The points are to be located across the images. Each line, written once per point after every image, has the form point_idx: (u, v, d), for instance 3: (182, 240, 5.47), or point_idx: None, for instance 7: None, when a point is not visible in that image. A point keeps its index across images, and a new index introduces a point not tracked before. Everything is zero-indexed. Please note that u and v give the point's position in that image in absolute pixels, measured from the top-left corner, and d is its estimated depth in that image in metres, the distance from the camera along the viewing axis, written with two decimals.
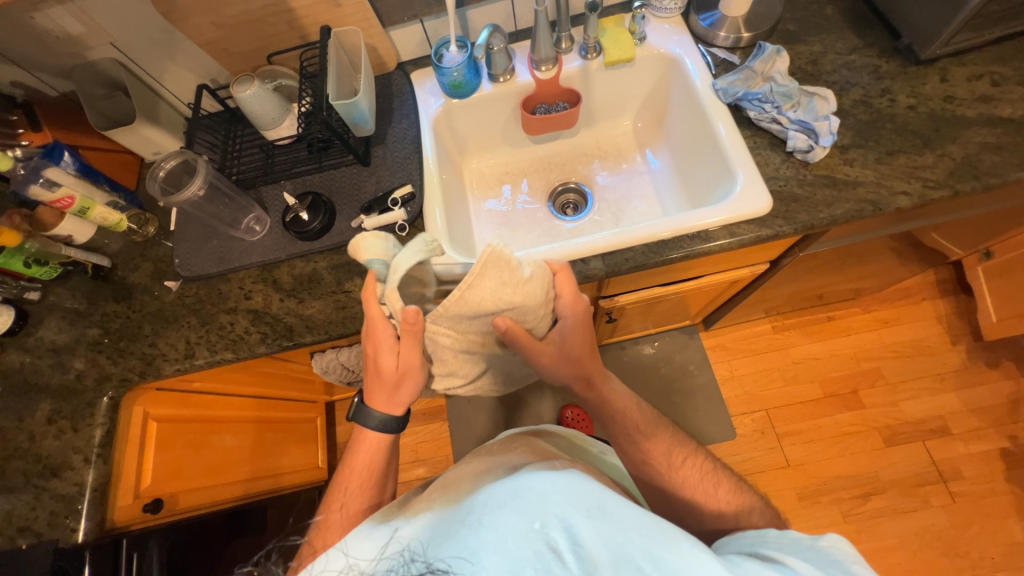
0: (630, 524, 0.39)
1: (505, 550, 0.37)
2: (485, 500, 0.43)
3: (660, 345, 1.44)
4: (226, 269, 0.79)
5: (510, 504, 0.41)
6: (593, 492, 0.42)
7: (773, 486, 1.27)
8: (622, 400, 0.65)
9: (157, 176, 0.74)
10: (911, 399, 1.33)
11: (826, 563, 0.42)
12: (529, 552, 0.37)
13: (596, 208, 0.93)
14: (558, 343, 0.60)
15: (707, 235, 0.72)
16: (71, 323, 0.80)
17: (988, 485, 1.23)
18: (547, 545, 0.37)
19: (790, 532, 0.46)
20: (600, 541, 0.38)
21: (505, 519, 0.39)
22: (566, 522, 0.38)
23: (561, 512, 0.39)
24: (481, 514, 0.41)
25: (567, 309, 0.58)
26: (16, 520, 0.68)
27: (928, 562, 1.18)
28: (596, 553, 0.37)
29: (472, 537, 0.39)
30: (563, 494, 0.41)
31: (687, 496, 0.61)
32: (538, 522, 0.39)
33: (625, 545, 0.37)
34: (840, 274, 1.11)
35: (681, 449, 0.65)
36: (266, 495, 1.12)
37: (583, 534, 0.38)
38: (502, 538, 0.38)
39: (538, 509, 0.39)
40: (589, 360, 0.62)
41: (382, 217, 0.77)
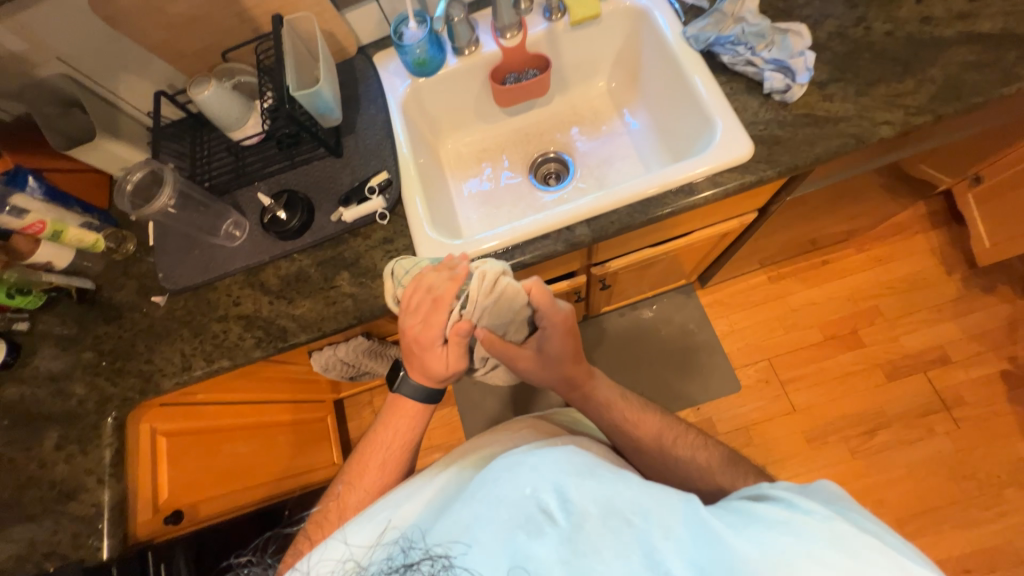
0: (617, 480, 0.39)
1: (497, 515, 0.38)
2: (480, 474, 0.44)
3: (658, 307, 1.44)
4: (211, 278, 0.78)
5: (500, 475, 0.42)
6: (584, 461, 0.43)
7: (781, 431, 1.30)
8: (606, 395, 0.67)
9: (125, 190, 0.71)
10: (910, 332, 1.34)
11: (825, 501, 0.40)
12: (519, 516, 0.38)
13: (578, 176, 0.92)
14: (536, 353, 0.64)
15: (691, 189, 0.70)
16: (65, 349, 0.79)
17: (990, 407, 1.26)
18: (538, 507, 0.38)
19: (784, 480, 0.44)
20: (589, 497, 0.38)
21: (498, 487, 0.41)
22: (556, 486, 0.39)
23: (549, 477, 0.40)
24: (476, 486, 0.43)
25: (542, 320, 0.61)
26: (40, 546, 0.69)
27: (937, 487, 1.21)
28: (584, 507, 0.38)
29: (466, 507, 0.40)
30: (553, 463, 0.42)
31: (680, 475, 0.61)
32: (528, 488, 0.40)
33: (614, 498, 0.38)
34: (832, 215, 1.10)
35: (671, 430, 0.66)
36: (290, 493, 1.13)
37: (571, 492, 0.39)
38: (495, 505, 0.39)
39: (527, 477, 0.41)
40: (571, 364, 0.64)
41: (360, 207, 0.75)
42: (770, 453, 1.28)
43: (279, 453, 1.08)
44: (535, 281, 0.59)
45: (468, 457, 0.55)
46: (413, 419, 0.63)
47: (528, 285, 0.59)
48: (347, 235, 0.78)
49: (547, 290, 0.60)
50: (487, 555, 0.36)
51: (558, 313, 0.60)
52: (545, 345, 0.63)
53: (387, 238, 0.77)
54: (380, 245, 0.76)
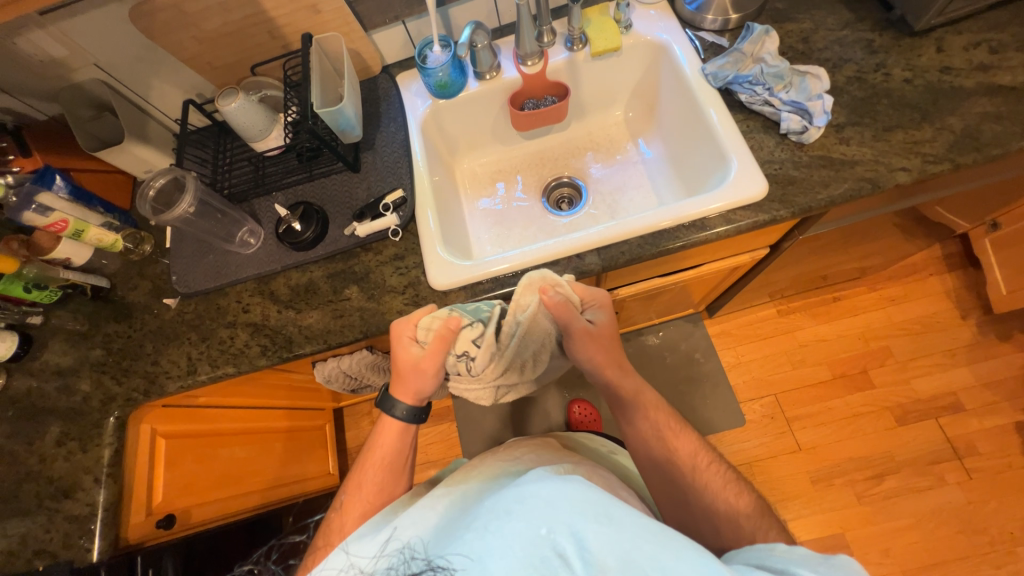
0: (637, 529, 0.38)
1: (510, 555, 0.37)
2: (492, 506, 0.43)
3: (664, 334, 1.43)
4: (223, 283, 0.79)
5: (512, 509, 0.41)
6: (602, 497, 0.41)
7: (785, 470, 1.27)
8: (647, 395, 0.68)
9: (147, 195, 0.73)
10: (921, 376, 1.31)
11: None
12: (535, 559, 0.37)
13: (591, 202, 0.92)
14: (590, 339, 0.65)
15: (703, 224, 0.71)
16: (75, 344, 0.80)
17: (1005, 459, 1.22)
18: (555, 551, 0.37)
19: (799, 547, 0.44)
20: (608, 547, 0.37)
21: (512, 525, 0.39)
22: (574, 528, 0.38)
23: (564, 517, 0.39)
24: (488, 518, 0.41)
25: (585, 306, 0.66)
26: (32, 543, 0.69)
27: (946, 539, 1.17)
28: (603, 559, 0.36)
29: (477, 541, 0.39)
30: (567, 499, 0.40)
31: (706, 500, 0.60)
32: (544, 528, 0.38)
33: (633, 551, 0.36)
34: (844, 254, 1.09)
35: (706, 453, 0.65)
36: (278, 503, 1.13)
37: (590, 540, 0.37)
38: (509, 544, 0.38)
39: (540, 516, 0.39)
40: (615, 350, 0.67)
41: (374, 223, 0.76)
42: (772, 491, 1.25)
43: (274, 461, 1.08)
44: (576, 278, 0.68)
45: (474, 479, 0.55)
46: (403, 432, 0.63)
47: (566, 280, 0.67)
48: (359, 249, 0.79)
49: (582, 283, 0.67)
50: None
51: (605, 297, 0.66)
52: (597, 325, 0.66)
53: (398, 255, 0.77)
54: (391, 261, 0.77)
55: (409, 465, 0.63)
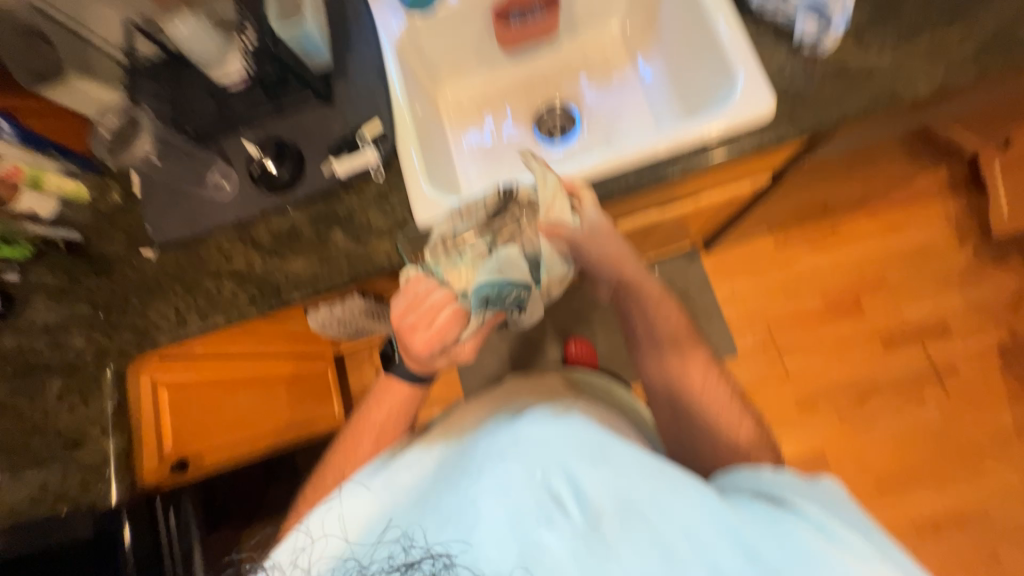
0: (633, 469, 0.41)
1: (509, 498, 0.40)
2: (487, 450, 0.46)
3: (660, 270, 1.41)
4: (200, 232, 0.75)
5: (515, 451, 0.44)
6: (596, 440, 0.45)
7: (774, 395, 1.32)
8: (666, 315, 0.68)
9: (103, 139, 0.69)
10: (913, 302, 1.33)
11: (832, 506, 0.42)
12: (533, 502, 0.39)
13: (585, 130, 0.87)
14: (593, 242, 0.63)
15: (704, 149, 0.66)
16: (59, 301, 0.78)
17: (984, 378, 1.27)
18: (551, 494, 0.40)
19: (788, 471, 0.45)
20: (603, 490, 0.40)
21: (511, 470, 0.42)
22: (570, 474, 0.41)
23: (563, 460, 0.42)
24: (484, 463, 0.44)
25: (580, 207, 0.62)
26: (52, 490, 0.71)
27: (920, 451, 1.25)
28: (599, 503, 0.39)
29: (472, 485, 0.42)
30: (567, 444, 0.44)
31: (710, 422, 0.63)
32: (540, 473, 0.41)
33: (628, 492, 0.40)
34: (847, 180, 1.05)
35: (717, 379, 0.66)
36: (292, 445, 1.18)
37: (586, 484, 0.40)
38: (507, 487, 0.41)
39: (542, 458, 0.43)
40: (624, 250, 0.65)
41: (353, 159, 0.72)
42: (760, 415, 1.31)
43: (279, 407, 1.11)
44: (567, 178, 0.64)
45: (468, 421, 0.56)
46: (402, 391, 0.62)
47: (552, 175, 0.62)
48: (341, 189, 0.74)
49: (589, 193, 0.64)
50: (495, 537, 0.38)
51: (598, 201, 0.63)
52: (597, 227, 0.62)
53: (382, 194, 0.73)
54: (375, 201, 0.73)
55: (410, 415, 0.64)
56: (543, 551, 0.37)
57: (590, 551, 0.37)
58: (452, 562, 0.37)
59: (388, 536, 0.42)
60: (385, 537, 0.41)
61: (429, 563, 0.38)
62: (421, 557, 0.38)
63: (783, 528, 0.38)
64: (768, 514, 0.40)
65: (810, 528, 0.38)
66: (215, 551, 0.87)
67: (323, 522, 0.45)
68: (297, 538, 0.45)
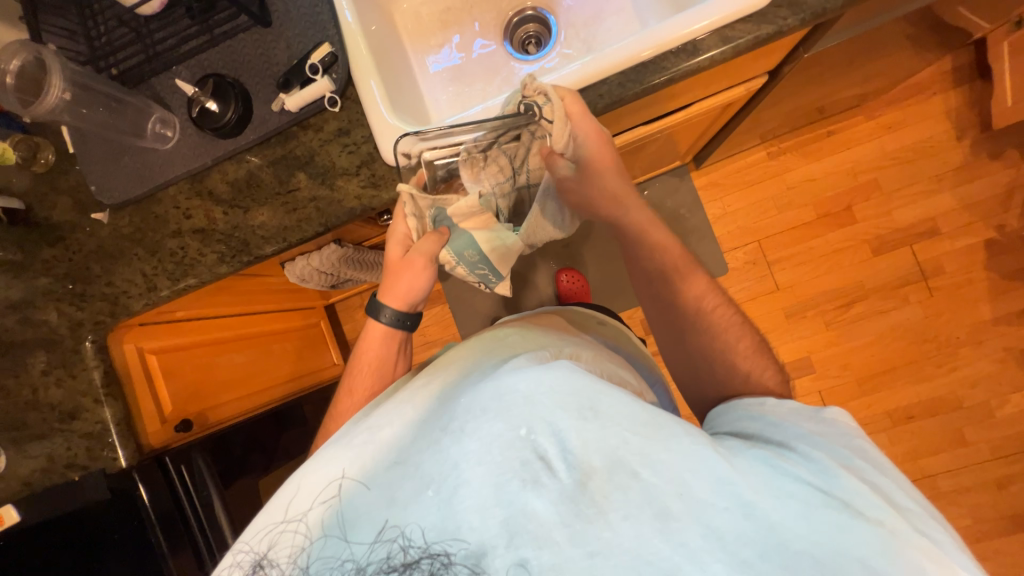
0: (625, 424, 0.39)
1: (491, 462, 0.39)
2: (468, 405, 0.43)
3: (650, 193, 1.37)
4: (151, 188, 0.69)
5: (494, 411, 0.41)
6: (584, 387, 0.41)
7: (763, 308, 1.34)
8: (662, 238, 0.67)
9: (5, 84, 0.60)
10: (904, 205, 1.31)
11: (828, 448, 0.44)
12: (516, 463, 0.38)
13: (563, 39, 0.78)
14: (576, 182, 0.65)
15: (695, 47, 0.59)
16: (17, 275, 0.73)
17: (967, 275, 1.29)
18: (536, 454, 0.39)
19: (787, 403, 0.52)
20: (593, 450, 0.39)
21: (490, 428, 0.40)
22: (556, 432, 0.39)
23: (547, 417, 0.40)
24: (465, 421, 0.41)
25: (577, 134, 0.59)
26: (59, 460, 0.71)
27: (901, 349, 1.30)
28: (589, 462, 0.39)
29: (454, 446, 0.40)
30: (550, 396, 0.40)
31: (707, 338, 0.64)
32: (524, 430, 0.39)
33: (619, 449, 0.39)
34: (848, 78, 0.98)
35: (716, 296, 0.66)
36: (299, 393, 1.18)
37: (573, 442, 0.39)
38: (489, 449, 0.39)
39: (523, 417, 0.40)
40: (617, 181, 0.65)
41: (304, 91, 0.65)
42: None
43: (274, 362, 1.11)
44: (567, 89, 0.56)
45: (453, 368, 0.54)
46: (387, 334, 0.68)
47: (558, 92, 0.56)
48: (296, 128, 0.68)
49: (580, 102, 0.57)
50: (478, 502, 0.38)
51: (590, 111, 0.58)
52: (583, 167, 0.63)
53: (341, 129, 0.67)
54: (335, 138, 0.67)
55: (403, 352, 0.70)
56: (533, 521, 0.37)
57: (581, 520, 0.37)
58: (450, 559, 0.37)
59: (380, 530, 0.40)
60: (373, 522, 0.40)
61: (428, 562, 0.38)
62: (419, 556, 0.38)
63: (780, 480, 0.40)
64: (763, 463, 0.41)
65: (802, 476, 0.40)
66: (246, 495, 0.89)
67: (310, 509, 0.42)
68: (287, 535, 0.42)
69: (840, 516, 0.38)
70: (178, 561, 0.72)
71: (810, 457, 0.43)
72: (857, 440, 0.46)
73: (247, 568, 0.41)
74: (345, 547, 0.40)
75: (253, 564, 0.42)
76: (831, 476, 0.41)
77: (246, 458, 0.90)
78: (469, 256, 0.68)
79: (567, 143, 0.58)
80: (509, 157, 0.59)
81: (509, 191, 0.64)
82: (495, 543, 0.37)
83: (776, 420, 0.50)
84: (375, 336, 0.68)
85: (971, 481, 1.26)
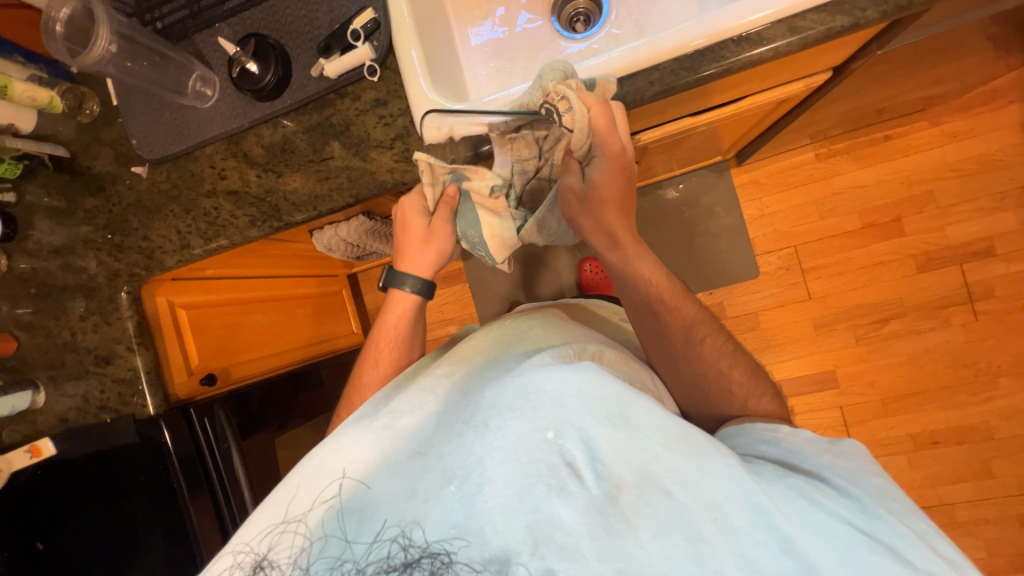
0: (654, 437, 0.41)
1: (520, 463, 0.40)
2: (492, 400, 0.45)
3: (684, 187, 1.32)
4: (189, 146, 0.70)
5: (522, 409, 0.43)
6: (612, 395, 0.43)
7: (791, 317, 1.29)
8: (646, 270, 0.64)
9: (55, 32, 0.60)
10: (959, 222, 1.23)
11: (856, 481, 0.46)
12: (544, 467, 0.40)
13: (614, 18, 0.74)
14: (577, 201, 0.62)
15: (759, 37, 0.55)
16: (60, 222, 0.76)
17: (1018, 302, 1.21)
18: (563, 461, 0.41)
19: (803, 432, 0.53)
20: (624, 464, 0.41)
21: (518, 426, 0.42)
22: (584, 439, 0.41)
23: (576, 423, 0.42)
24: (490, 416, 0.43)
25: (596, 147, 0.57)
26: (93, 402, 0.75)
27: (934, 373, 1.24)
28: (618, 477, 0.40)
29: (477, 442, 0.42)
30: (579, 401, 0.43)
31: (696, 369, 0.64)
32: (551, 434, 0.41)
33: (649, 464, 0.41)
34: (916, 79, 0.91)
35: (704, 325, 0.65)
36: (320, 356, 1.21)
37: (602, 451, 0.41)
38: (517, 451, 0.41)
39: (552, 421, 0.42)
40: (614, 211, 0.62)
41: (345, 58, 0.63)
42: (774, 336, 1.30)
43: (296, 327, 1.14)
44: (597, 96, 0.54)
45: (475, 357, 0.55)
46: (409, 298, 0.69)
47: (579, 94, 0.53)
48: (333, 95, 0.67)
49: (610, 116, 0.55)
50: (502, 502, 0.39)
51: (616, 121, 0.55)
52: (591, 185, 0.60)
53: (379, 100, 0.66)
54: (372, 108, 0.66)
55: (419, 336, 0.70)
56: (559, 530, 0.38)
57: (609, 534, 0.38)
58: (450, 558, 0.38)
59: (379, 529, 0.40)
60: (382, 518, 0.40)
61: (428, 561, 0.38)
62: (419, 555, 0.39)
63: (813, 510, 0.41)
64: (798, 495, 0.43)
65: (838, 513, 0.42)
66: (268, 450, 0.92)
67: (310, 509, 0.42)
68: (287, 537, 0.41)
69: (882, 559, 0.38)
70: (196, 506, 0.76)
71: (844, 493, 0.44)
72: (883, 478, 0.47)
73: (247, 570, 0.40)
74: (346, 548, 0.40)
75: (253, 566, 0.41)
76: (869, 514, 0.42)
77: (264, 414, 0.93)
78: (471, 235, 0.69)
79: (585, 150, 0.58)
80: (535, 140, 0.61)
81: (527, 179, 0.66)
82: (519, 549, 0.38)
83: (793, 449, 0.52)
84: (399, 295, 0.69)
85: (991, 514, 1.21)
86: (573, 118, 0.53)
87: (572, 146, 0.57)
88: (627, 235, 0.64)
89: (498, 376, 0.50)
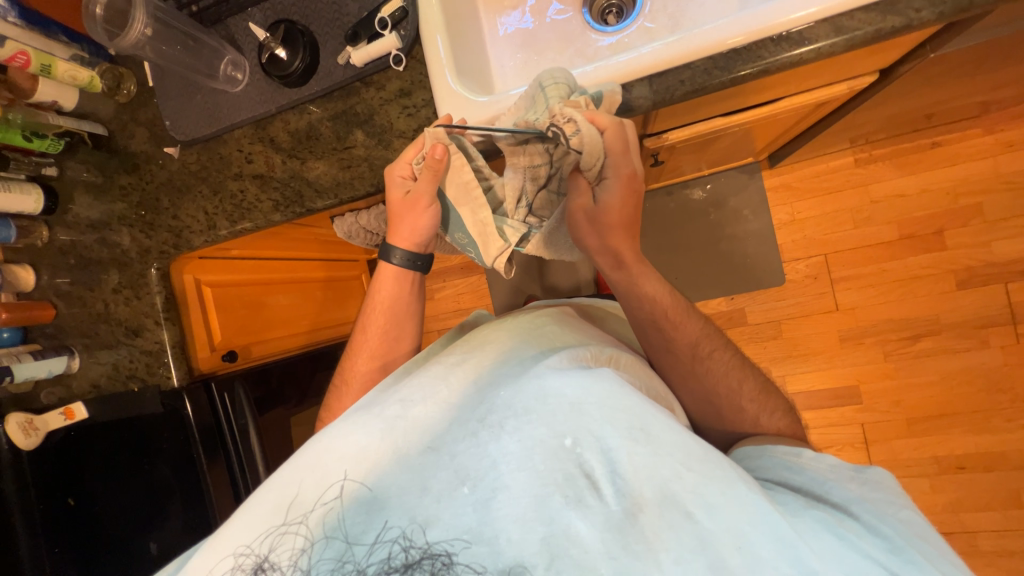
0: (677, 456, 0.41)
1: (537, 472, 0.40)
2: (507, 401, 0.45)
3: (712, 187, 1.28)
4: (219, 129, 0.71)
5: (539, 413, 0.43)
6: (632, 407, 0.43)
7: (816, 328, 1.25)
8: (651, 289, 0.63)
9: (95, 14, 0.63)
10: (1007, 238, 1.16)
11: (887, 518, 0.44)
12: (561, 476, 0.40)
13: (648, 12, 0.72)
14: (587, 222, 0.60)
15: (800, 37, 0.53)
16: (98, 198, 0.79)
17: None
18: (581, 471, 0.41)
19: (829, 458, 0.52)
20: (645, 481, 0.40)
21: (535, 431, 0.42)
22: (602, 450, 0.41)
23: (595, 430, 0.42)
24: (504, 416, 0.44)
25: (607, 169, 0.56)
26: (123, 370, 0.78)
27: (966, 395, 1.18)
28: (638, 494, 0.40)
29: (491, 443, 0.42)
30: (598, 408, 0.43)
31: (708, 386, 0.62)
32: (570, 440, 0.42)
33: (670, 483, 0.40)
34: (972, 84, 0.85)
35: (710, 341, 0.64)
36: (335, 339, 1.24)
37: (623, 467, 0.41)
38: (534, 456, 0.41)
39: (570, 428, 0.42)
40: (620, 233, 0.61)
41: (371, 46, 0.63)
42: (794, 346, 1.26)
43: (315, 309, 1.16)
44: (610, 116, 0.52)
45: (487, 350, 0.55)
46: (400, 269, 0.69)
47: (590, 116, 0.51)
48: (359, 83, 0.67)
49: (624, 135, 0.54)
50: (517, 508, 0.39)
51: (628, 139, 0.54)
52: (603, 206, 0.58)
53: (403, 89, 0.66)
54: (396, 98, 0.66)
55: (414, 316, 0.72)
56: (574, 545, 0.38)
57: (629, 553, 0.38)
58: (452, 560, 0.39)
59: (381, 531, 0.40)
60: (388, 518, 0.41)
61: (429, 562, 0.39)
62: (420, 557, 0.39)
63: (839, 546, 0.40)
64: (823, 528, 0.42)
65: (866, 549, 0.41)
66: (284, 428, 0.95)
67: (311, 510, 0.42)
68: (288, 538, 0.42)
69: None
70: (213, 474, 0.79)
71: (871, 526, 0.44)
72: (915, 512, 0.46)
73: (248, 570, 0.41)
74: (347, 549, 0.41)
75: (254, 567, 0.41)
76: (899, 553, 0.41)
77: (282, 391, 0.96)
78: (459, 237, 0.64)
79: (597, 170, 0.55)
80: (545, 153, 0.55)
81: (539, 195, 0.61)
82: (533, 562, 0.38)
83: (818, 477, 0.50)
84: (386, 275, 0.70)
85: (1016, 546, 1.15)
86: (582, 140, 0.50)
87: (584, 166, 0.54)
88: (632, 255, 0.63)
89: (513, 375, 0.50)
